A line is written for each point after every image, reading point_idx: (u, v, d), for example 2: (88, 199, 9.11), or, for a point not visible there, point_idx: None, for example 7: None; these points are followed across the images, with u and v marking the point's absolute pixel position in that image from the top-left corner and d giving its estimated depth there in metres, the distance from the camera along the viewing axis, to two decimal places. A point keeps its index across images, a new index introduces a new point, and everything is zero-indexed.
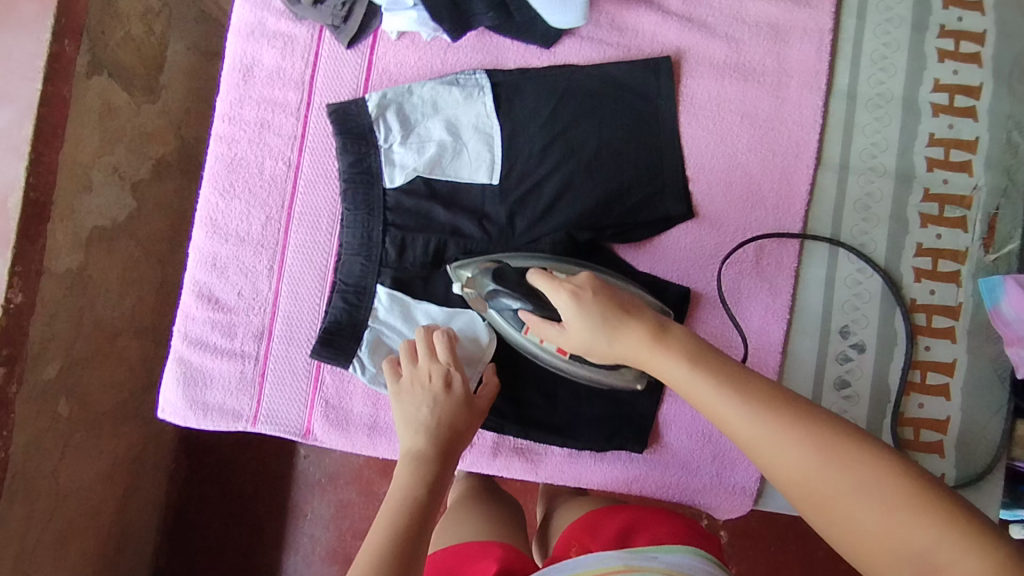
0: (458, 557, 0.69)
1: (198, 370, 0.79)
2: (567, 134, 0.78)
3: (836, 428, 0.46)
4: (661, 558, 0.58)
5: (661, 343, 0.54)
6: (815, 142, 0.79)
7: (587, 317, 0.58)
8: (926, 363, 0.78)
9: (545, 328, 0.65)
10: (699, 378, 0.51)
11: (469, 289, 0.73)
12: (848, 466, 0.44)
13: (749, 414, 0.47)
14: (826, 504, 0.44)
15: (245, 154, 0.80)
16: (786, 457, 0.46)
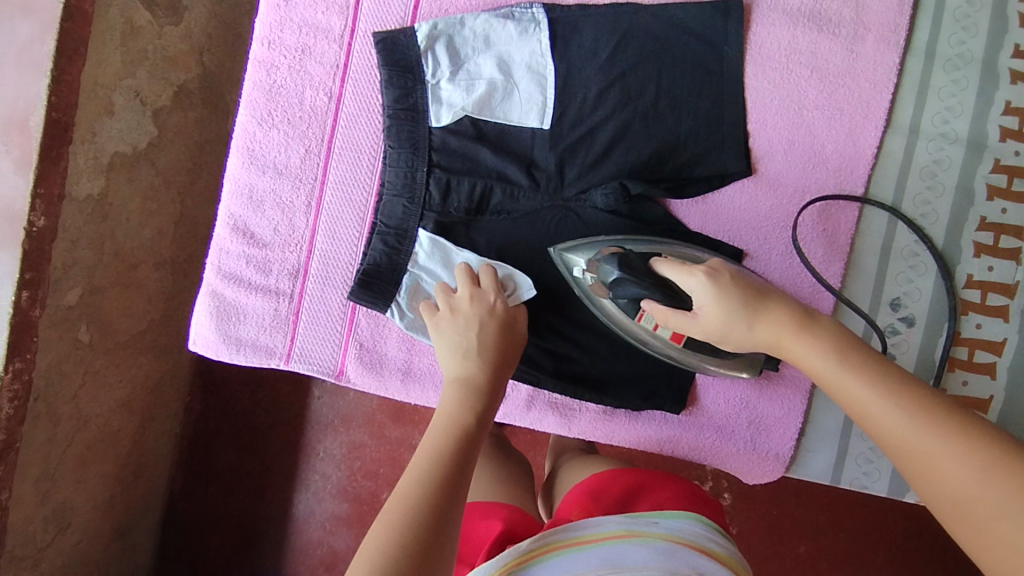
0: (463, 514, 0.70)
1: (232, 305, 0.77)
2: (625, 79, 0.74)
3: (1002, 444, 0.43)
4: (662, 523, 0.58)
5: (808, 331, 0.55)
6: (886, 103, 0.75)
7: (727, 298, 0.58)
8: (974, 341, 0.75)
9: (671, 317, 0.63)
10: (853, 377, 0.51)
11: (592, 273, 0.70)
12: (1010, 483, 0.42)
13: (900, 411, 0.47)
14: (972, 513, 0.43)
15: (286, 82, 0.76)
16: (939, 464, 0.45)
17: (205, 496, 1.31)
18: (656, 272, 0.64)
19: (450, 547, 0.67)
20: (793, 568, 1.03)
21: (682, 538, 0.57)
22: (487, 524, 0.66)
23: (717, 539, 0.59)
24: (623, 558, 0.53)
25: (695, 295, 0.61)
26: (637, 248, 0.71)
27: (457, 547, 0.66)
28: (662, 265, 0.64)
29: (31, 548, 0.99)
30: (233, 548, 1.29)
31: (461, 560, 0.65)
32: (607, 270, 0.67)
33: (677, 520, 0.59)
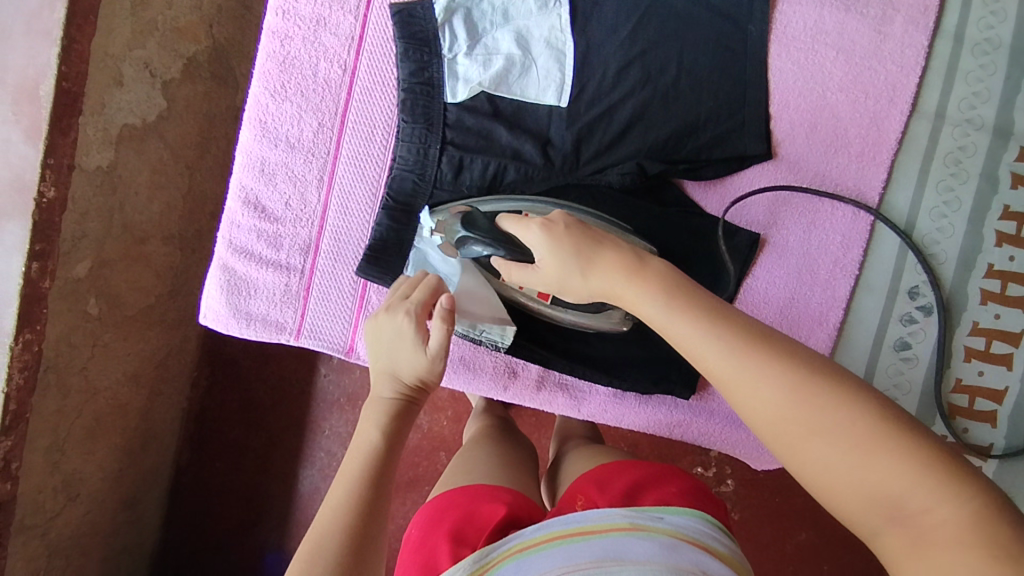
0: (466, 496, 0.68)
1: (243, 279, 0.76)
2: (646, 57, 0.72)
3: (813, 367, 0.43)
4: (667, 519, 0.57)
5: (638, 275, 0.52)
6: (913, 87, 0.73)
7: (558, 248, 0.56)
8: (991, 331, 0.74)
9: (512, 271, 0.62)
10: (676, 316, 0.49)
11: (440, 234, 0.71)
12: (827, 407, 0.42)
13: (723, 351, 0.45)
14: (794, 444, 0.43)
15: (299, 54, 0.75)
16: (761, 396, 0.44)
17: (211, 471, 1.32)
18: (499, 229, 0.64)
19: (449, 525, 0.64)
20: (794, 555, 1.03)
21: (686, 535, 0.56)
22: (493, 506, 0.65)
23: (720, 537, 0.58)
24: (625, 551, 0.53)
25: (530, 246, 0.59)
26: (494, 209, 0.72)
27: (458, 525, 0.63)
28: (503, 220, 0.63)
29: (40, 518, 0.99)
30: (237, 523, 1.30)
31: (460, 539, 0.61)
32: (455, 229, 0.68)
33: (684, 518, 0.58)
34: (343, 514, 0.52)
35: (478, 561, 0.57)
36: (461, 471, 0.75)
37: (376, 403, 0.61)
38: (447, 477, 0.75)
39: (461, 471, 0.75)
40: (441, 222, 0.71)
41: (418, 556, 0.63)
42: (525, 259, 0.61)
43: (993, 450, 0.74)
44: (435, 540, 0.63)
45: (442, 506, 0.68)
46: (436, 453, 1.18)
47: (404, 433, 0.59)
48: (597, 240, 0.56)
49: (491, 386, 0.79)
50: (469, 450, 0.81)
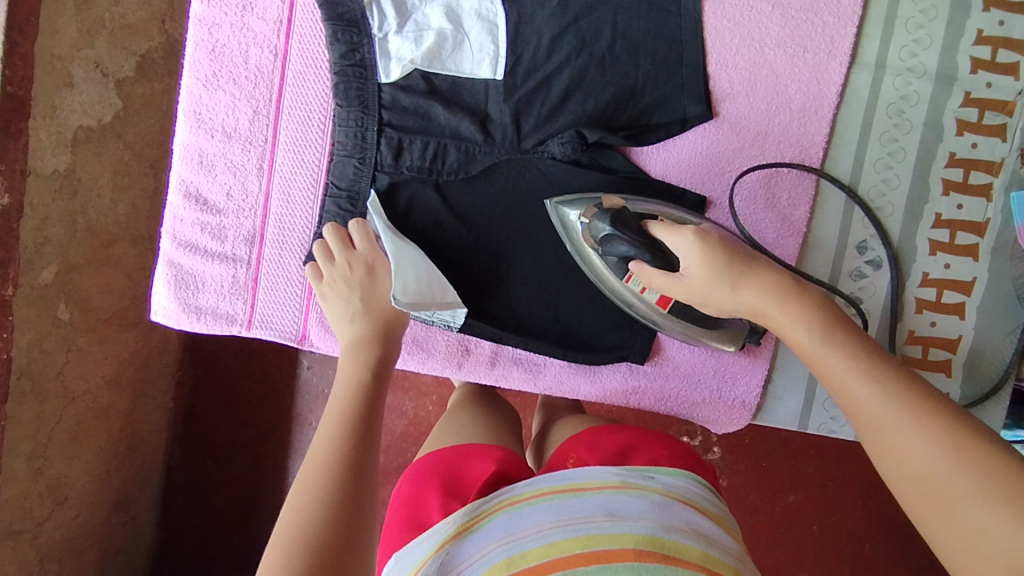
0: (457, 454, 0.68)
1: (190, 273, 0.76)
2: (578, 25, 0.71)
3: (971, 429, 0.44)
4: (658, 478, 0.59)
5: (796, 298, 0.55)
6: (851, 37, 0.72)
7: (713, 258, 0.57)
8: (943, 281, 0.74)
9: (652, 275, 0.62)
10: (833, 350, 0.52)
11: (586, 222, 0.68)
12: (979, 473, 0.42)
13: (877, 393, 0.48)
14: (941, 504, 0.43)
15: (228, 41, 0.73)
16: (909, 448, 0.45)
17: (202, 467, 1.33)
18: (647, 233, 0.62)
19: (440, 481, 0.65)
20: (783, 517, 1.04)
21: (678, 494, 0.58)
22: (483, 465, 0.65)
23: (709, 497, 0.60)
24: (617, 508, 0.54)
25: (682, 255, 0.59)
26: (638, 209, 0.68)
27: (448, 485, 0.64)
28: (655, 227, 0.62)
29: (28, 523, 1.00)
30: (235, 518, 1.32)
31: (451, 494, 0.63)
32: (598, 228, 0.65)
33: (674, 478, 0.60)
34: (337, 470, 0.54)
35: (471, 514, 0.58)
36: (448, 431, 0.75)
37: (356, 347, 0.67)
38: (439, 434, 0.75)
39: (451, 430, 0.75)
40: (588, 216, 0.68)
41: (406, 510, 0.63)
42: (668, 264, 0.61)
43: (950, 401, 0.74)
44: (425, 496, 0.63)
45: (430, 463, 0.68)
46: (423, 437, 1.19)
47: (383, 383, 0.65)
48: (751, 258, 0.58)
49: (445, 365, 0.79)
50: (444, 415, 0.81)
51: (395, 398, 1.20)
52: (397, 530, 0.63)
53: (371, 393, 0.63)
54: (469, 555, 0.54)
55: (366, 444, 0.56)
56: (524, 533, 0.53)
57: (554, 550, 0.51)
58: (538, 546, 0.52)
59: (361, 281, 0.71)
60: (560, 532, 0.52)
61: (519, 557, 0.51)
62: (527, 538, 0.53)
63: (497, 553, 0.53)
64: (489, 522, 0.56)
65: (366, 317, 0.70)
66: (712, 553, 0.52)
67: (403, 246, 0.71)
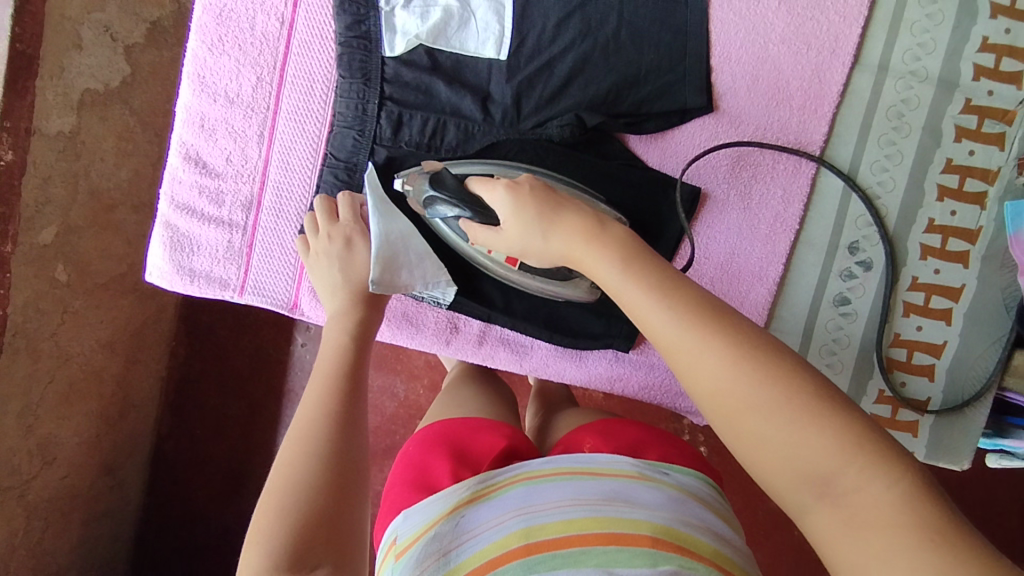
0: (467, 427, 0.69)
1: (186, 236, 0.76)
2: (585, 11, 0.71)
3: (751, 337, 0.44)
4: (673, 476, 0.59)
5: (597, 237, 0.52)
6: (856, 38, 0.72)
7: (523, 210, 0.57)
8: (932, 286, 0.74)
9: (478, 233, 0.62)
10: (631, 279, 0.49)
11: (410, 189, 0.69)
12: (758, 380, 0.43)
13: (672, 319, 0.46)
14: (736, 418, 0.43)
15: (236, 7, 0.74)
16: (704, 367, 0.44)
17: (192, 438, 1.35)
18: (464, 189, 0.63)
19: (448, 451, 0.65)
20: (766, 519, 1.05)
21: (691, 492, 0.58)
22: (492, 439, 0.66)
23: (718, 498, 0.61)
24: (633, 495, 0.55)
25: (497, 210, 0.59)
26: (463, 171, 0.71)
27: (457, 453, 0.64)
28: (472, 182, 0.63)
29: (16, 479, 1.01)
30: (222, 490, 1.33)
31: (461, 462, 0.63)
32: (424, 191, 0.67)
33: (685, 475, 0.61)
34: (327, 426, 0.56)
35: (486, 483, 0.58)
36: (453, 404, 0.75)
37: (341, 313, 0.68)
38: (438, 408, 0.75)
39: (454, 404, 0.75)
40: (412, 176, 0.69)
41: (413, 474, 0.64)
42: (488, 220, 0.61)
43: (931, 405, 0.75)
44: (434, 461, 0.64)
45: (438, 432, 0.68)
46: (413, 420, 1.20)
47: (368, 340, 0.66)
48: (562, 202, 0.56)
49: (433, 342, 0.79)
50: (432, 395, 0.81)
51: (387, 380, 1.21)
52: (402, 492, 0.62)
53: (358, 358, 0.64)
54: (483, 522, 0.55)
55: (353, 400, 0.59)
56: (543, 506, 0.55)
57: (572, 526, 0.52)
58: (557, 520, 0.53)
59: (340, 254, 0.70)
60: (579, 511, 0.53)
61: (536, 529, 0.53)
62: (545, 512, 0.54)
63: (514, 523, 0.54)
64: (507, 495, 0.57)
65: (348, 291, 0.69)
66: (722, 550, 0.53)
67: (392, 220, 0.70)
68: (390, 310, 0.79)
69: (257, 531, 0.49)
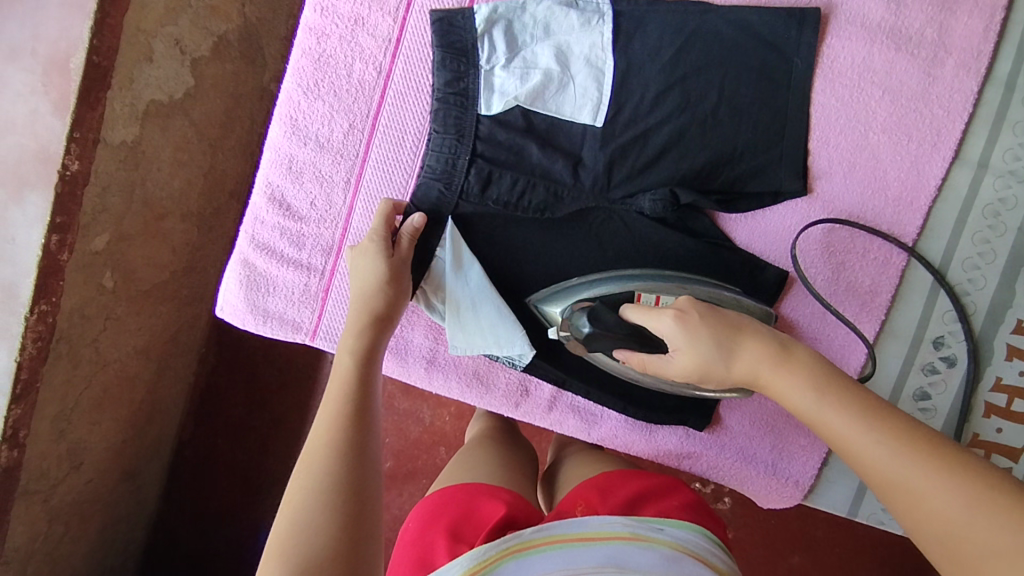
0: (464, 493, 0.68)
1: (262, 276, 0.76)
2: (686, 84, 0.70)
3: (984, 477, 0.41)
4: (668, 531, 0.57)
5: (785, 364, 0.53)
6: (958, 133, 0.71)
7: (696, 337, 0.56)
8: (1015, 388, 0.72)
9: (648, 364, 0.63)
10: (831, 410, 0.49)
11: (564, 330, 0.69)
12: (1001, 526, 0.39)
13: (892, 455, 0.45)
14: (982, 572, 0.39)
15: (335, 53, 0.73)
16: (938, 511, 0.42)
17: (213, 445, 1.34)
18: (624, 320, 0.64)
19: (447, 523, 0.64)
20: None
21: (688, 549, 0.56)
22: (492, 507, 0.65)
23: (718, 553, 0.58)
24: (626, 560, 0.53)
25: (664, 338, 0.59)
26: (597, 292, 0.70)
27: (455, 524, 0.64)
28: (629, 313, 0.63)
29: (44, 484, 0.99)
30: (237, 500, 1.32)
31: (458, 537, 0.62)
32: (579, 323, 0.66)
33: (683, 531, 0.58)
34: (329, 457, 0.55)
35: (477, 556, 0.56)
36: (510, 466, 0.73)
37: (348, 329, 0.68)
38: (449, 473, 0.76)
39: (466, 469, 0.75)
40: (564, 320, 0.69)
41: (413, 551, 0.63)
42: (656, 350, 0.61)
43: None
44: (431, 536, 0.63)
45: (439, 502, 0.68)
46: (436, 447, 1.18)
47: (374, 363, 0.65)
48: (737, 328, 0.56)
49: (502, 402, 0.78)
50: (488, 453, 0.80)
51: (413, 404, 1.20)
52: (404, 570, 0.62)
53: (362, 381, 0.63)
54: None
55: (363, 427, 0.58)
56: None
57: None
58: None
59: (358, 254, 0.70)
60: None
61: None
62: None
63: None
64: (499, 568, 0.55)
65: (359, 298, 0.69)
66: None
67: (467, 282, 0.73)
68: (461, 367, 0.78)
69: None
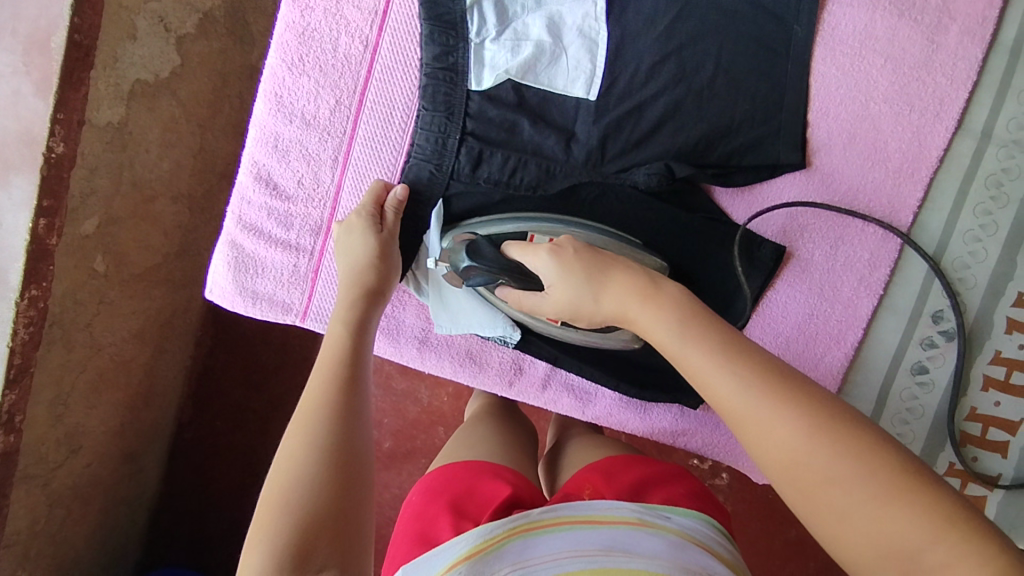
0: (468, 471, 0.68)
1: (251, 257, 0.75)
2: (682, 54, 0.68)
3: (819, 399, 0.43)
4: (675, 519, 0.56)
5: (650, 297, 0.53)
6: (961, 103, 0.69)
7: (569, 271, 0.59)
8: (1014, 361, 0.71)
9: (524, 297, 0.66)
10: (687, 340, 0.48)
11: (444, 263, 0.70)
12: (828, 446, 0.41)
13: (738, 381, 0.44)
14: (808, 488, 0.41)
15: (319, 26, 0.71)
16: (775, 433, 0.42)
17: (212, 427, 1.34)
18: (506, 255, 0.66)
19: (450, 499, 0.64)
20: (781, 550, 1.03)
21: (694, 537, 0.56)
22: (496, 486, 0.64)
23: (722, 541, 0.58)
24: (631, 545, 0.52)
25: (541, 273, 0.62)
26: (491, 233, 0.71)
27: (459, 500, 0.63)
28: (513, 250, 0.66)
29: (43, 468, 0.99)
30: (238, 481, 1.32)
31: (461, 513, 0.62)
32: (458, 258, 0.68)
33: (689, 519, 0.57)
34: (325, 417, 0.55)
35: (484, 535, 0.56)
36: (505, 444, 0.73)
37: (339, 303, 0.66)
38: (449, 451, 0.75)
39: (465, 446, 0.74)
40: (446, 250, 0.69)
41: (415, 525, 0.63)
42: (532, 284, 0.64)
43: (1001, 480, 0.72)
44: (434, 512, 0.63)
45: (442, 479, 0.68)
46: (434, 427, 1.18)
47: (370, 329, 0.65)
48: (608, 262, 0.58)
49: (495, 381, 0.78)
50: (482, 431, 0.79)
51: (411, 385, 1.19)
52: (404, 545, 0.62)
53: (358, 347, 0.63)
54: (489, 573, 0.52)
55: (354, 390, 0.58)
56: (539, 560, 0.53)
57: None
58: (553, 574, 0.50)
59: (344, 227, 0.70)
60: (576, 563, 0.51)
61: None
62: (542, 566, 0.52)
63: None
64: (504, 547, 0.54)
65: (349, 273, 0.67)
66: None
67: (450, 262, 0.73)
68: (454, 347, 0.77)
69: (258, 530, 0.48)
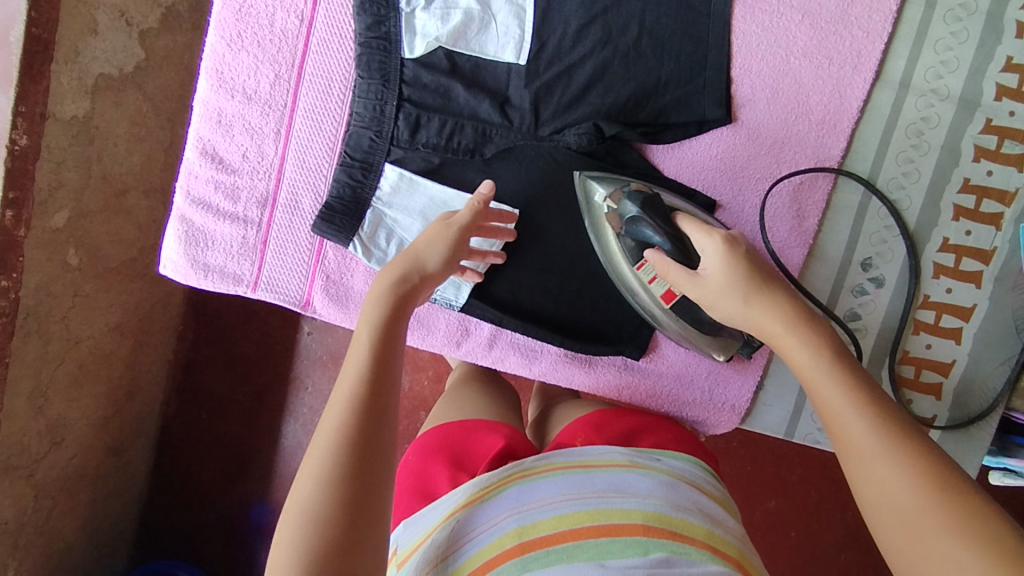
0: (463, 429, 0.68)
1: (200, 231, 0.77)
2: (606, 17, 0.71)
3: (949, 471, 0.42)
4: (665, 461, 0.60)
5: (799, 325, 0.52)
6: (878, 54, 0.71)
7: (733, 271, 0.55)
8: (943, 305, 0.74)
9: (669, 269, 0.61)
10: (832, 376, 0.49)
11: (612, 204, 0.68)
12: (938, 510, 0.40)
13: (868, 426, 0.45)
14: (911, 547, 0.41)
15: (256, 3, 0.73)
16: (889, 485, 0.43)
17: (198, 419, 1.35)
18: (674, 223, 0.62)
19: (447, 454, 0.65)
20: (763, 519, 1.04)
21: (682, 475, 0.59)
22: (491, 441, 0.65)
23: (712, 481, 0.61)
24: (626, 485, 0.56)
25: (704, 256, 0.58)
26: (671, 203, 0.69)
27: (456, 455, 0.65)
28: (683, 220, 0.62)
29: (26, 459, 1.00)
30: (226, 473, 1.34)
31: (460, 467, 0.63)
32: (628, 207, 0.66)
33: (680, 462, 0.61)
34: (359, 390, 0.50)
35: (480, 484, 0.58)
36: (456, 403, 0.74)
37: (373, 297, 0.57)
38: (439, 409, 0.75)
39: (453, 405, 0.75)
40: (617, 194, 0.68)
41: (414, 482, 0.64)
42: (687, 262, 0.61)
43: (936, 422, 0.74)
44: (433, 468, 0.64)
45: (437, 436, 0.68)
46: (417, 412, 1.19)
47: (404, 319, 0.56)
48: (769, 277, 0.55)
49: (445, 344, 0.80)
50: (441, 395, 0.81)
51: None
52: (404, 499, 0.64)
53: (385, 363, 0.52)
54: (480, 523, 0.55)
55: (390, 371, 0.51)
56: (536, 503, 0.55)
57: (564, 522, 0.53)
58: (549, 518, 0.53)
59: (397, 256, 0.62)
60: (570, 505, 0.54)
61: (531, 527, 0.53)
62: (538, 510, 0.54)
63: (509, 522, 0.54)
64: (502, 492, 0.57)
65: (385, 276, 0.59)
66: (715, 532, 0.54)
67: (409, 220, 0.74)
68: None
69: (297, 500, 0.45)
